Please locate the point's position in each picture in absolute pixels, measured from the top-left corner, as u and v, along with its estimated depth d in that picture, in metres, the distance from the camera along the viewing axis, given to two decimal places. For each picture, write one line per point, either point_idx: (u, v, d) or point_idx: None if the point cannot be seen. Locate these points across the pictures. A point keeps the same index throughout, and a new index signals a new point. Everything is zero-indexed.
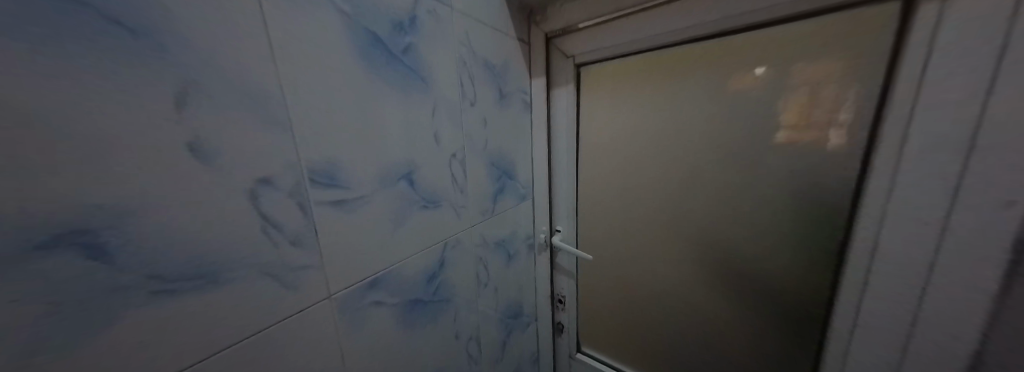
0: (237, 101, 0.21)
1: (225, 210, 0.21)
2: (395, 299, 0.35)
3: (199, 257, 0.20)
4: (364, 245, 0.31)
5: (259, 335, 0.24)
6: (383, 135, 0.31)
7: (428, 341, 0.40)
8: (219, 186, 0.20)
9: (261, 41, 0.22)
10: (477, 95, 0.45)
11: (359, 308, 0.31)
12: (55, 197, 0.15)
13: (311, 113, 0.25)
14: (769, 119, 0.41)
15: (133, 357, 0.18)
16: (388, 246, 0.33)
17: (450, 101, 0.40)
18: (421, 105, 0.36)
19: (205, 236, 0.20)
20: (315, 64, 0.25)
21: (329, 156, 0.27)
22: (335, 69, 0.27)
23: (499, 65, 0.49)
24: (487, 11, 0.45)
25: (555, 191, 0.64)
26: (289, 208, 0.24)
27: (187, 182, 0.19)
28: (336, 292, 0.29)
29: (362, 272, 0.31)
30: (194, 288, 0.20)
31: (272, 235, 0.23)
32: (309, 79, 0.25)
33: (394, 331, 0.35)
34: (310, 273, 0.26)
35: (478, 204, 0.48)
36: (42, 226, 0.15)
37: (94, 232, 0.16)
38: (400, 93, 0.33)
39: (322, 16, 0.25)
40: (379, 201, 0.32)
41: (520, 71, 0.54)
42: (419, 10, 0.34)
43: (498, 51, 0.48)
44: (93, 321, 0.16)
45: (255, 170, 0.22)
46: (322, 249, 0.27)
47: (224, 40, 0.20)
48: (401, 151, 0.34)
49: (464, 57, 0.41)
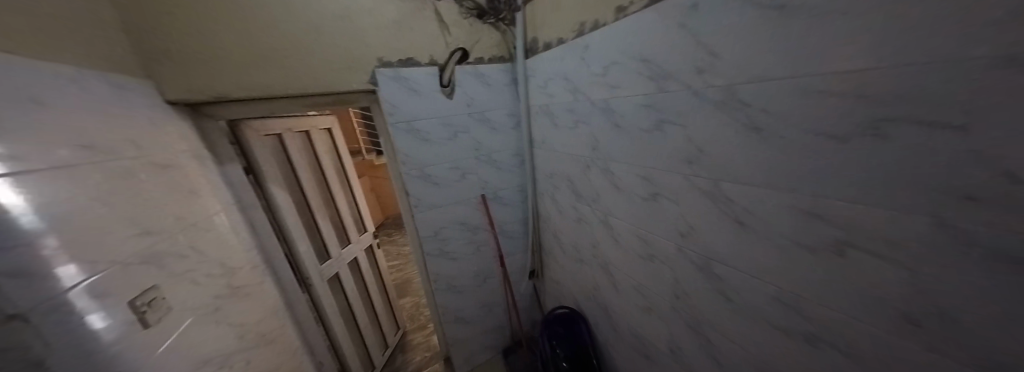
0: (105, 283, 0.56)
1: (125, 279, 0.60)
2: (215, 275, 0.86)
3: (128, 334, 0.58)
4: (191, 296, 0.75)
5: (115, 357, 0.54)
6: (203, 320, 0.77)
7: (264, 297, 1.07)
8: (95, 331, 0.52)
9: (130, 274, 0.62)
10: (211, 284, 0.83)
11: (265, 273, 1.11)
12: (52, 301, 0.48)
13: (138, 277, 0.63)
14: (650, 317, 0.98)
15: (113, 361, 0.54)
16: (241, 248, 1.01)
17: (184, 289, 0.73)
18: (191, 298, 0.75)
19: (103, 298, 0.55)
20: (174, 317, 0.69)
21: (198, 270, 0.80)
22: (195, 314, 0.75)
23: (235, 229, 1.00)
24: (221, 201, 0.98)
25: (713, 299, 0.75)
26: (105, 311, 0.55)
27: (83, 300, 0.52)
28: (180, 326, 0.70)
29: (206, 276, 0.82)
30: (70, 347, 0.48)
31: (113, 325, 0.56)
32: (188, 292, 0.75)
33: (210, 295, 0.82)
34: (212, 345, 0.77)
35: (428, 218, 1.39)
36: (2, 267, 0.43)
37: (11, 290, 0.43)
38: (115, 300, 0.57)
39: (122, 278, 0.60)
40: (216, 258, 0.88)
41: (238, 282, 0.95)
42: (242, 204, 1.06)
43: (237, 257, 0.98)
44: (59, 345, 0.46)
45: (113, 290, 0.58)
46: (177, 295, 0.71)
47: (113, 282, 0.58)
48: (179, 302, 0.71)
49: (248, 260, 1.02)
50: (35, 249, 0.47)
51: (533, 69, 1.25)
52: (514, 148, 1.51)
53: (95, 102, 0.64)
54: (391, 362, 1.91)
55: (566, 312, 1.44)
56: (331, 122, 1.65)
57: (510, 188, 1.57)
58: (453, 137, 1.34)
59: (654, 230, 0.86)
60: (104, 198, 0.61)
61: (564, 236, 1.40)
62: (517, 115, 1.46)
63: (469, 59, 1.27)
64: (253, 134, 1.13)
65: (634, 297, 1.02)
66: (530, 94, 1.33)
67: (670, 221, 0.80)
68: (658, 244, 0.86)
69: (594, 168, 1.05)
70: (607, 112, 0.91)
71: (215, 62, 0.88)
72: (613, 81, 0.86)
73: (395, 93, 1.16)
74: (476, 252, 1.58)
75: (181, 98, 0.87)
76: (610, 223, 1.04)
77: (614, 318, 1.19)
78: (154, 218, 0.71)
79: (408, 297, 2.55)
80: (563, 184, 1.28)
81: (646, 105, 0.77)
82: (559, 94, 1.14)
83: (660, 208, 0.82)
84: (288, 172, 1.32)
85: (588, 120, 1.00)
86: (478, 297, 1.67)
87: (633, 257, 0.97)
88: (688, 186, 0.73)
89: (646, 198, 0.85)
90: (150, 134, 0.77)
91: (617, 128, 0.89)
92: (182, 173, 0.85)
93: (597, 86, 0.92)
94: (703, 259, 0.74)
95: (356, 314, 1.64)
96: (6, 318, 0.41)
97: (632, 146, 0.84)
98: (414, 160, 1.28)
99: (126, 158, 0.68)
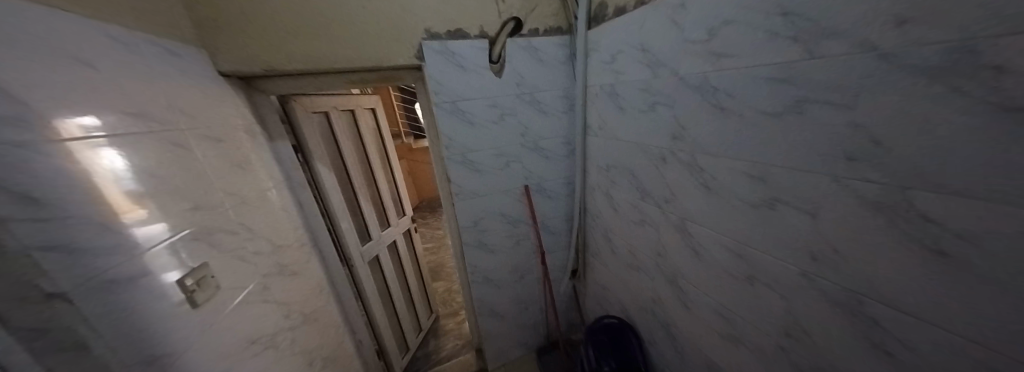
0: (156, 260, 0.55)
1: (176, 256, 0.59)
2: (264, 254, 0.85)
3: (175, 312, 0.57)
4: (239, 275, 0.75)
5: (161, 337, 0.53)
6: (248, 300, 0.77)
7: (311, 275, 1.08)
8: (144, 310, 0.51)
9: (182, 251, 0.61)
10: (259, 263, 0.83)
11: (313, 251, 1.12)
12: (98, 278, 0.45)
13: (189, 254, 0.62)
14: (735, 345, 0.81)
15: (158, 341, 0.52)
16: (291, 225, 1.01)
17: (232, 268, 0.73)
18: (239, 277, 0.75)
19: (152, 276, 0.53)
20: (220, 296, 0.68)
21: (247, 249, 0.79)
22: (242, 293, 0.75)
23: (285, 207, 1.00)
24: (274, 178, 0.98)
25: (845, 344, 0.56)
26: (155, 289, 0.53)
27: (131, 277, 0.50)
28: (227, 305, 0.70)
29: (257, 255, 0.82)
30: (115, 327, 0.46)
31: (162, 304, 0.54)
32: (237, 271, 0.75)
33: (257, 273, 0.81)
34: (253, 328, 0.77)
35: (468, 207, 1.31)
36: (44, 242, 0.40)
37: (58, 265, 0.41)
38: (165, 277, 0.56)
39: (173, 255, 0.58)
40: (267, 236, 0.88)
41: (286, 261, 0.95)
42: (294, 181, 1.07)
43: (286, 235, 0.98)
44: (102, 325, 0.44)
45: (165, 267, 0.56)
46: (225, 274, 0.71)
47: (164, 259, 0.56)
48: (226, 281, 0.71)
49: (297, 239, 1.03)
50: (85, 223, 0.45)
51: (597, 40, 1.06)
52: (564, 135, 1.34)
53: (145, 71, 0.62)
54: (425, 345, 1.93)
55: (614, 322, 1.30)
56: (375, 102, 1.62)
57: (556, 179, 1.42)
58: (499, 120, 1.21)
59: (760, 247, 0.67)
60: (162, 172, 0.60)
61: (617, 237, 1.23)
62: (570, 97, 1.28)
63: (522, 30, 1.11)
64: (302, 111, 1.11)
65: (714, 318, 0.86)
66: (589, 72, 1.15)
67: (793, 237, 0.60)
68: (766, 266, 0.67)
69: (670, 162, 0.86)
70: (703, 91, 0.71)
71: (263, 31, 0.84)
72: (719, 49, 0.65)
73: (441, 69, 1.06)
74: (515, 246, 1.48)
75: (234, 70, 0.85)
76: (688, 230, 0.86)
77: (679, 339, 1.03)
78: (207, 194, 0.70)
79: (441, 280, 2.57)
80: (624, 179, 1.09)
81: (774, 80, 0.56)
82: (630, 70, 0.94)
83: (780, 220, 0.61)
84: (334, 151, 1.31)
85: (672, 101, 0.81)
86: (514, 293, 1.59)
87: (722, 275, 0.79)
88: (823, 196, 0.53)
89: (757, 205, 0.65)
90: (203, 107, 0.76)
91: (716, 113, 0.69)
92: (239, 149, 0.84)
93: (692, 57, 0.72)
94: (846, 296, 0.54)
95: (394, 296, 1.66)
96: (48, 297, 0.39)
97: (741, 136, 0.64)
98: (457, 145, 1.19)
99: (180, 131, 0.67)
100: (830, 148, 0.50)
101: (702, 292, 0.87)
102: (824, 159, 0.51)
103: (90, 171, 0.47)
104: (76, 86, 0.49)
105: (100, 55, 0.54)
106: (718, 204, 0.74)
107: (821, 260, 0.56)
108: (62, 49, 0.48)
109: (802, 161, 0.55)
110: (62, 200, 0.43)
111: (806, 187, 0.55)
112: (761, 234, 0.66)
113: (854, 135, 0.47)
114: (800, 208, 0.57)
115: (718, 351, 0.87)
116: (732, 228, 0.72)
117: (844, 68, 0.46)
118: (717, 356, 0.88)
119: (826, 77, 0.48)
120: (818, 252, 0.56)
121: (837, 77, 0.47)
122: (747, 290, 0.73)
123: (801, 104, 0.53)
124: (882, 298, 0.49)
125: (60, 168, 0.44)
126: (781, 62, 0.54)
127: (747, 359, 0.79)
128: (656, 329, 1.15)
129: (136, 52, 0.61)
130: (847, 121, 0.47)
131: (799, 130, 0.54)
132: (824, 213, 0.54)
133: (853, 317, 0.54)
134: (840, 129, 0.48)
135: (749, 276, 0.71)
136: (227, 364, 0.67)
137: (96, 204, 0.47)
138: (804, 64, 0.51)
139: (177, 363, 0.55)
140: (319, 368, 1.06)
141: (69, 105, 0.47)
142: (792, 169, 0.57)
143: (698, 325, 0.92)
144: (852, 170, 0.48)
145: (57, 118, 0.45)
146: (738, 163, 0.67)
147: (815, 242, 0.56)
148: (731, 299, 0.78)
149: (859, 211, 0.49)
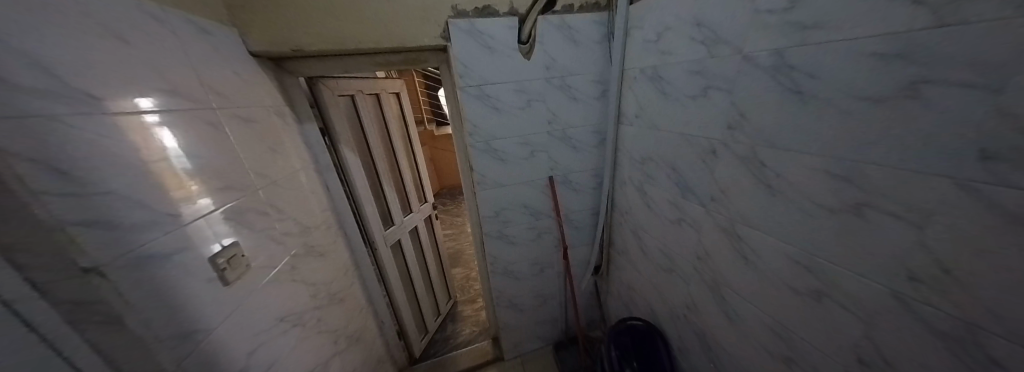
0: (190, 238, 0.57)
1: (212, 235, 0.61)
2: (293, 235, 0.87)
3: (210, 289, 0.59)
4: (271, 255, 0.77)
5: (195, 311, 0.55)
6: (279, 279, 0.79)
7: (338, 257, 1.10)
8: (176, 286, 0.52)
9: (218, 230, 0.63)
10: (289, 243, 0.85)
11: (339, 234, 1.14)
12: (133, 254, 0.47)
13: (223, 233, 0.64)
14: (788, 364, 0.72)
15: (193, 315, 0.55)
16: (320, 209, 1.03)
17: (263, 248, 0.75)
18: (270, 257, 0.77)
19: (185, 254, 0.55)
20: (253, 275, 0.70)
21: (279, 230, 0.81)
22: (273, 272, 0.77)
23: (313, 189, 1.01)
24: (303, 161, 0.99)
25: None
26: (187, 266, 0.55)
27: (164, 254, 0.52)
28: (259, 283, 0.72)
29: (286, 237, 0.84)
30: (150, 301, 0.48)
31: (196, 280, 0.56)
32: (270, 250, 0.77)
33: (286, 254, 0.83)
34: (282, 307, 0.79)
35: (491, 197, 1.26)
36: (75, 220, 0.41)
37: (88, 243, 0.42)
38: (200, 255, 0.58)
39: (208, 234, 0.60)
40: (298, 217, 0.90)
41: (315, 242, 0.97)
42: (321, 165, 1.08)
43: (315, 218, 0.99)
44: (136, 299, 0.46)
45: (201, 245, 0.58)
46: (259, 254, 0.73)
47: (199, 237, 0.58)
48: (258, 260, 0.73)
49: (325, 221, 1.05)
50: (120, 201, 0.46)
51: (641, 16, 0.94)
52: (595, 124, 1.25)
53: (180, 47, 0.62)
54: (443, 329, 1.97)
55: (640, 324, 1.24)
56: (399, 87, 1.60)
57: (585, 171, 1.34)
58: (526, 106, 1.14)
59: (836, 259, 0.57)
60: (199, 152, 0.61)
61: (649, 236, 1.14)
62: (605, 82, 1.18)
63: (556, 7, 1.02)
64: (329, 94, 1.10)
65: (762, 331, 0.77)
66: (629, 53, 1.04)
67: (884, 252, 0.49)
68: (842, 282, 0.57)
69: (722, 155, 0.76)
70: (776, 72, 0.60)
71: (290, 9, 0.82)
72: (803, 20, 0.54)
73: (467, 50, 1.00)
74: (536, 239, 1.43)
75: (263, 51, 0.84)
76: (739, 234, 0.76)
77: (715, 351, 0.95)
78: (239, 173, 0.71)
79: (460, 267, 2.60)
80: (662, 173, 0.99)
81: (880, 56, 0.45)
82: (680, 50, 0.83)
83: (869, 230, 0.51)
84: (360, 136, 1.31)
85: (732, 85, 0.70)
86: (534, 286, 1.55)
87: (779, 287, 0.69)
88: (936, 204, 0.42)
89: (838, 210, 0.55)
90: (235, 85, 0.76)
91: (791, 98, 0.58)
92: (270, 131, 0.85)
93: (764, 31, 0.61)
94: (955, 327, 0.44)
95: (414, 281, 1.69)
96: (85, 272, 0.41)
97: (826, 126, 0.53)
98: (482, 132, 1.13)
99: (213, 110, 0.67)
100: (954, 143, 0.39)
101: (749, 303, 0.78)
102: (941, 157, 0.41)
103: (125, 148, 0.48)
104: (113, 61, 0.49)
105: (136, 30, 0.54)
106: (785, 207, 0.64)
107: (923, 280, 0.46)
108: (100, 23, 0.48)
109: (905, 160, 0.44)
110: (95, 175, 0.44)
111: (911, 191, 0.44)
112: (840, 244, 0.55)
113: (998, 126, 0.36)
114: (898, 217, 0.47)
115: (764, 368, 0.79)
116: (799, 235, 0.62)
117: (998, 35, 0.34)
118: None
119: (964, 50, 0.37)
120: (921, 272, 0.46)
121: (979, 49, 0.36)
122: (812, 307, 0.63)
123: (917, 86, 0.41)
124: (1012, 336, 0.39)
125: (92, 144, 0.44)
126: (891, 33, 0.43)
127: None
128: (689, 336, 1.07)
129: (172, 28, 0.61)
130: (987, 109, 0.36)
131: (908, 120, 0.43)
132: (935, 224, 0.43)
133: (963, 353, 0.44)
134: (973, 118, 0.37)
135: (815, 291, 0.62)
136: (256, 341, 0.70)
137: (128, 182, 0.48)
138: (929, 34, 0.39)
139: (206, 339, 0.57)
140: (344, 347, 1.09)
141: (104, 79, 0.47)
142: (892, 168, 0.46)
143: (740, 336, 0.84)
144: (988, 171, 0.37)
145: (91, 94, 0.45)
146: (816, 159, 0.56)
147: (918, 260, 0.46)
148: (790, 315, 0.68)
149: (995, 225, 0.38)
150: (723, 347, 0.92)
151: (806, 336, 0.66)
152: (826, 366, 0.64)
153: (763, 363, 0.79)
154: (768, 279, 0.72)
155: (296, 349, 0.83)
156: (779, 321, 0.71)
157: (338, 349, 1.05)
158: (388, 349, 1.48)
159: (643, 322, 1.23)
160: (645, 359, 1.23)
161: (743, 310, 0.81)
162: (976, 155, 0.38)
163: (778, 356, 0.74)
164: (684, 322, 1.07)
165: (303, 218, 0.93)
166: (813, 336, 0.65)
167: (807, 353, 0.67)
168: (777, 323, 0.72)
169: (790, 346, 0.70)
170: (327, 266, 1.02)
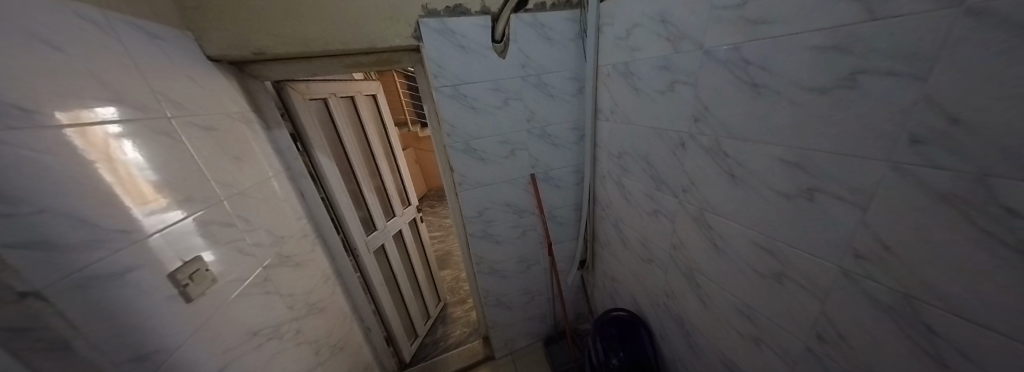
0: (145, 254, 0.54)
1: (173, 251, 0.59)
2: (266, 244, 0.84)
3: (172, 306, 0.57)
4: (240, 267, 0.74)
5: (154, 331, 0.53)
6: (251, 290, 0.77)
7: (318, 265, 1.08)
8: (130, 307, 0.50)
9: (180, 245, 0.60)
10: (261, 254, 0.82)
11: (318, 242, 1.11)
12: (80, 276, 0.45)
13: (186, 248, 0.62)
14: (756, 342, 0.76)
15: (152, 335, 0.53)
16: (295, 216, 1.00)
17: (232, 260, 0.72)
18: (240, 269, 0.74)
19: (141, 272, 0.53)
20: (221, 290, 0.68)
21: (249, 241, 0.78)
22: (245, 284, 0.75)
23: (287, 196, 0.99)
24: (273, 167, 0.95)
25: (882, 345, 0.52)
26: (144, 285, 0.53)
27: (116, 273, 0.49)
28: (229, 295, 0.70)
29: (257, 248, 0.81)
30: (99, 324, 0.46)
31: (155, 298, 0.54)
32: (240, 263, 0.74)
33: (258, 264, 0.81)
34: (254, 321, 0.76)
35: (473, 196, 1.26)
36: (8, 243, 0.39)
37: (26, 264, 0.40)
38: (158, 271, 0.56)
39: (168, 250, 0.58)
40: (270, 226, 0.87)
41: (291, 250, 0.94)
42: (294, 171, 1.04)
43: (290, 226, 0.96)
44: (86, 322, 0.44)
45: (159, 261, 0.56)
46: (227, 267, 0.71)
47: (158, 254, 0.56)
48: (226, 274, 0.70)
49: (302, 229, 1.02)
50: (60, 221, 0.44)
51: (611, 13, 0.96)
52: (574, 121, 1.27)
53: (125, 52, 0.59)
54: (434, 332, 1.96)
55: (624, 315, 1.27)
56: (376, 88, 1.57)
57: (565, 167, 1.35)
58: (503, 104, 1.14)
59: (794, 242, 0.60)
60: (156, 164, 0.59)
61: (629, 229, 1.17)
62: (580, 79, 1.20)
63: (528, 5, 1.02)
64: (300, 98, 1.07)
65: (733, 312, 0.80)
66: (602, 50, 1.06)
67: (834, 232, 0.53)
68: (800, 262, 0.60)
69: (688, 146, 0.79)
70: (734, 66, 0.62)
71: (249, 11, 0.79)
72: (755, 15, 0.56)
73: (440, 49, 0.98)
74: (521, 237, 1.44)
75: (221, 55, 0.81)
76: (708, 222, 0.79)
77: (693, 335, 0.99)
78: (200, 183, 0.68)
79: (449, 269, 2.59)
80: (637, 167, 1.02)
81: (822, 49, 0.47)
82: (647, 46, 0.85)
83: (820, 213, 0.54)
84: (335, 139, 1.28)
85: (695, 79, 0.72)
86: (522, 284, 1.57)
87: (747, 270, 0.73)
88: (873, 185, 0.46)
89: (793, 196, 0.58)
90: (190, 91, 0.72)
91: (748, 90, 0.61)
92: (235, 139, 0.82)
93: (721, 27, 0.63)
94: (895, 298, 0.48)
95: (400, 285, 1.66)
96: (23, 297, 0.39)
97: (779, 116, 0.56)
98: (460, 132, 1.13)
99: (166, 118, 0.64)
100: (884, 130, 0.42)
101: (720, 287, 0.82)
102: (877, 142, 0.43)
103: (66, 165, 0.46)
104: (49, 71, 0.46)
105: (73, 37, 0.51)
106: (748, 195, 0.67)
107: (869, 258, 0.49)
108: (32, 32, 0.45)
109: (848, 146, 0.47)
110: (28, 194, 0.41)
111: (853, 175, 0.48)
112: (797, 227, 0.59)
113: (920, 113, 0.39)
114: (845, 199, 0.50)
115: (735, 345, 0.83)
116: (762, 220, 0.65)
117: (920, 28, 0.37)
118: (734, 349, 0.84)
119: (889, 44, 0.40)
120: (864, 249, 0.49)
121: (902, 43, 0.39)
122: (774, 287, 0.67)
123: (854, 77, 0.44)
124: (938, 301, 0.43)
125: (25, 160, 0.41)
126: (829, 28, 0.46)
127: (768, 356, 0.74)
128: (668, 322, 1.11)
129: (115, 34, 0.58)
130: (913, 96, 0.39)
131: (850, 109, 0.46)
132: (875, 204, 0.46)
133: (903, 321, 0.48)
134: (902, 106, 0.40)
135: (776, 272, 0.66)
136: (226, 357, 0.67)
137: (70, 201, 0.45)
138: (862, 28, 0.42)
139: (169, 358, 0.55)
140: (327, 356, 1.07)
141: (35, 90, 0.44)
142: (838, 154, 0.49)
143: (713, 319, 0.88)
144: (914, 155, 0.40)
145: (23, 107, 0.42)
146: (772, 148, 0.59)
147: (862, 239, 0.49)
148: (756, 295, 0.72)
149: (922, 204, 0.41)
150: (698, 329, 0.96)
151: (769, 314, 0.70)
152: (788, 340, 0.68)
153: (735, 341, 0.83)
154: (734, 263, 0.75)
155: (271, 363, 0.81)
156: (747, 301, 0.75)
157: (320, 359, 1.02)
158: (376, 356, 1.46)
159: (625, 313, 1.26)
160: (629, 347, 1.26)
161: (715, 293, 0.85)
162: (906, 140, 0.40)
163: (746, 334, 0.78)
164: (663, 307, 1.10)
165: (277, 226, 0.90)
166: (774, 313, 0.69)
167: (771, 329, 0.71)
168: (745, 303, 0.76)
169: (757, 323, 0.74)
170: (305, 274, 1.00)
